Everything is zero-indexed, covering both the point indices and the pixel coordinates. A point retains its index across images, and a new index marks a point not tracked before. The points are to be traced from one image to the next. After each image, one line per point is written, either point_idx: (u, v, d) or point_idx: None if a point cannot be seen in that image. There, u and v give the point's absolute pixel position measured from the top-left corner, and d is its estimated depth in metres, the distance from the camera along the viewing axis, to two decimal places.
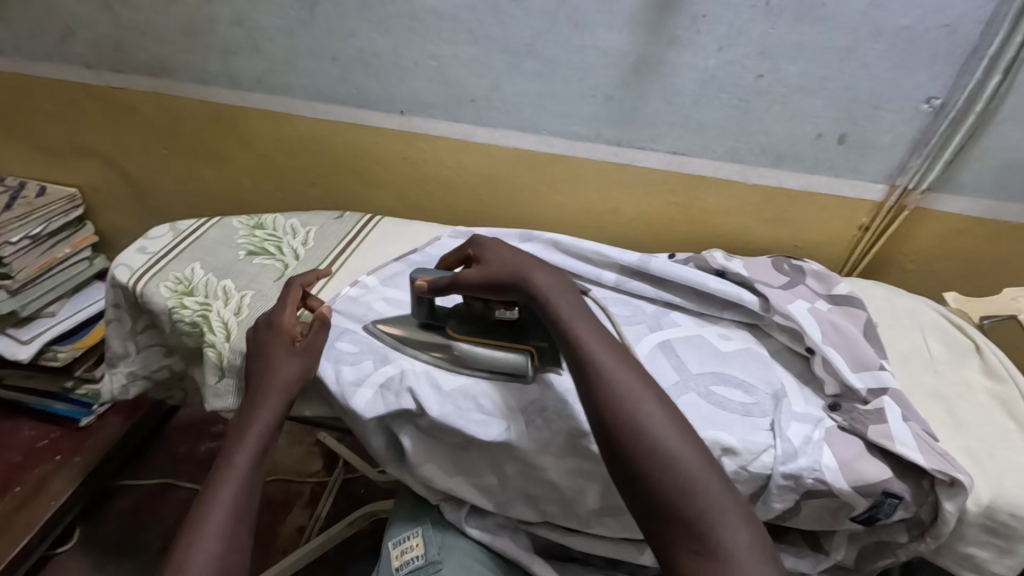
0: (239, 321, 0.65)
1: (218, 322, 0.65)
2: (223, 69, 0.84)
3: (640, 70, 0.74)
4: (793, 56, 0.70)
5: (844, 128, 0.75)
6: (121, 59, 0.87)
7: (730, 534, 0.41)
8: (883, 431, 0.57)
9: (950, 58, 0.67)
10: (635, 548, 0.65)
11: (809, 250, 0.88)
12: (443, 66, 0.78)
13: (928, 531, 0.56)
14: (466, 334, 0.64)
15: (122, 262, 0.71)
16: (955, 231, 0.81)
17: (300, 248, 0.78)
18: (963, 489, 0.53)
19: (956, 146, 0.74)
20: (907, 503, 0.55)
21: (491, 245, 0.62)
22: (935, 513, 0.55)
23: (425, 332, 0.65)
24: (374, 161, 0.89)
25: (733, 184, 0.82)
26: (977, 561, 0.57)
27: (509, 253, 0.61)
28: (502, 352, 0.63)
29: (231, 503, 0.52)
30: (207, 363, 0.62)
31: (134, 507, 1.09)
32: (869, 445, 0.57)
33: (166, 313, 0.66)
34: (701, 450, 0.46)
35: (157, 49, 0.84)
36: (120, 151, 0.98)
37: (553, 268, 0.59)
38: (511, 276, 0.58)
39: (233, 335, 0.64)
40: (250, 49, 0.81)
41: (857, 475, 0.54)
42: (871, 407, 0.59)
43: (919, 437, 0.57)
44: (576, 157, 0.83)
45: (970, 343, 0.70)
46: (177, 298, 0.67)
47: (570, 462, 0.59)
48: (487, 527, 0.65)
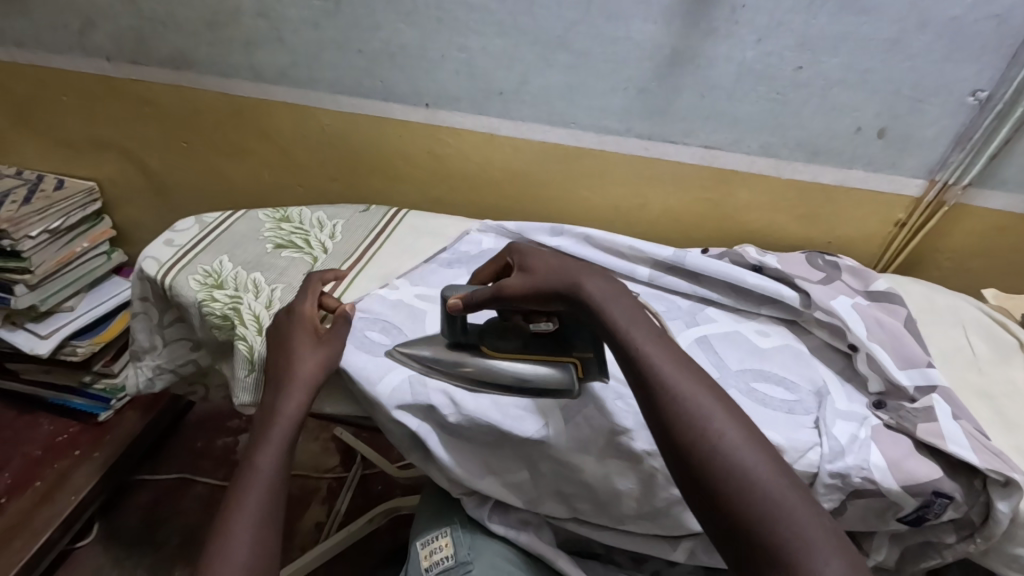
0: (271, 315, 0.67)
1: (250, 316, 0.67)
2: (248, 61, 0.86)
3: (674, 62, 0.72)
4: (833, 47, 0.68)
5: (884, 122, 0.72)
6: (159, 55, 0.89)
7: (817, 562, 0.36)
8: (932, 429, 0.54)
9: (999, 48, 0.64)
10: (669, 544, 0.66)
11: (843, 246, 0.85)
12: (472, 58, 0.78)
13: (979, 531, 0.53)
14: (504, 351, 0.63)
15: (151, 254, 0.73)
16: (992, 227, 0.79)
17: (328, 241, 0.79)
18: (1018, 489, 0.51)
19: (1000, 140, 0.71)
20: (958, 503, 0.52)
21: (529, 254, 0.60)
22: (986, 513, 0.53)
23: (456, 351, 0.63)
24: (401, 155, 0.90)
25: (767, 179, 0.80)
26: None
27: (550, 261, 0.58)
28: (547, 361, 0.62)
29: (266, 483, 0.53)
30: (238, 356, 0.64)
31: (152, 502, 1.16)
32: (917, 444, 0.55)
33: (196, 306, 0.68)
34: (782, 468, 0.40)
35: (181, 42, 0.87)
36: (152, 147, 1.01)
37: (603, 274, 0.55)
38: (559, 284, 0.54)
39: (263, 328, 0.65)
40: (275, 41, 0.83)
41: (907, 475, 0.52)
42: (920, 405, 0.57)
43: (971, 435, 0.54)
44: (604, 151, 0.82)
45: (1014, 340, 0.67)
46: (207, 291, 0.69)
47: (610, 460, 0.59)
48: (511, 522, 0.66)
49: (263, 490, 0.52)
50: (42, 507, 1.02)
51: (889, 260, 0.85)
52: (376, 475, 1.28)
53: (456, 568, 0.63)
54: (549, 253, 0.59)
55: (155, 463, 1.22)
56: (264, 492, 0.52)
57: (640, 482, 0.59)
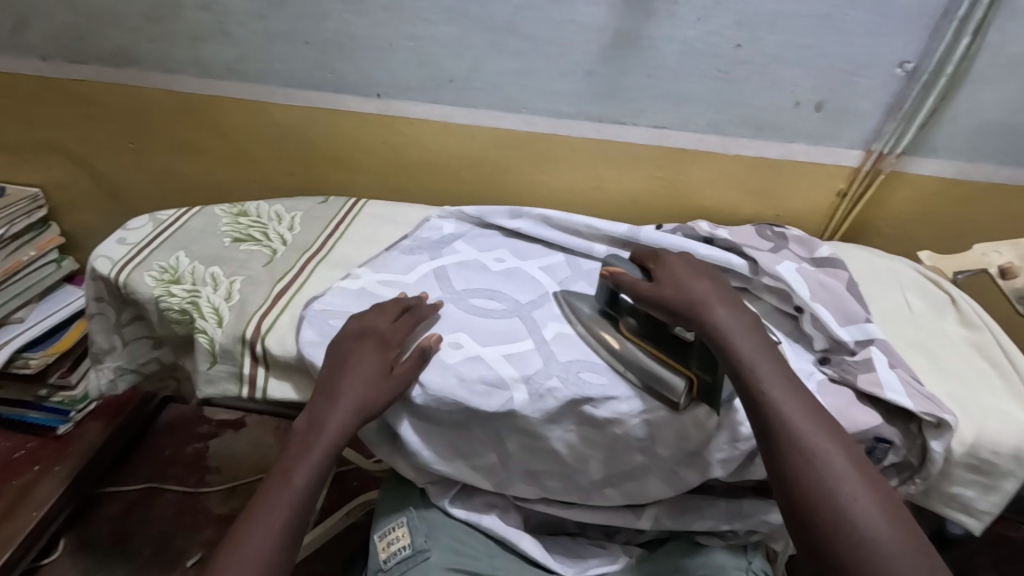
0: (230, 306, 0.66)
1: (208, 308, 0.66)
2: (192, 56, 0.84)
3: (619, 44, 0.74)
4: (769, 24, 0.70)
5: (822, 96, 0.75)
6: (99, 53, 0.87)
7: None
8: (871, 379, 0.57)
9: (922, 20, 0.68)
10: (633, 514, 0.71)
11: (790, 219, 0.89)
12: (421, 46, 0.78)
13: (917, 473, 0.57)
14: (632, 335, 0.62)
15: (103, 253, 0.71)
16: (927, 193, 0.83)
17: (287, 232, 0.79)
18: (949, 428, 0.54)
19: (928, 109, 0.75)
20: (896, 448, 0.56)
21: (676, 266, 0.62)
22: (924, 454, 0.56)
23: (599, 319, 0.65)
24: (356, 146, 0.89)
25: (715, 156, 0.83)
26: (963, 500, 0.59)
27: (689, 280, 0.60)
28: (660, 367, 0.59)
29: (292, 500, 0.53)
30: (199, 348, 0.63)
31: (121, 512, 1.13)
32: (858, 394, 0.58)
33: (153, 301, 0.67)
34: (908, 542, 0.42)
35: (121, 38, 0.84)
36: (98, 147, 0.97)
37: (735, 305, 0.57)
38: (684, 308, 0.57)
39: (224, 319, 0.65)
40: (220, 35, 0.81)
41: (851, 423, 0.55)
42: (859, 357, 0.60)
43: (907, 382, 0.57)
44: (558, 134, 0.83)
45: (945, 296, 0.71)
46: (164, 286, 0.68)
47: (573, 430, 0.60)
48: (475, 506, 0.69)
49: (288, 505, 0.53)
50: (4, 524, 0.99)
51: (833, 229, 0.88)
52: (351, 470, 1.28)
53: (415, 556, 0.65)
54: (696, 272, 0.61)
55: (121, 475, 1.19)
56: (289, 508, 0.53)
57: (604, 450, 0.61)
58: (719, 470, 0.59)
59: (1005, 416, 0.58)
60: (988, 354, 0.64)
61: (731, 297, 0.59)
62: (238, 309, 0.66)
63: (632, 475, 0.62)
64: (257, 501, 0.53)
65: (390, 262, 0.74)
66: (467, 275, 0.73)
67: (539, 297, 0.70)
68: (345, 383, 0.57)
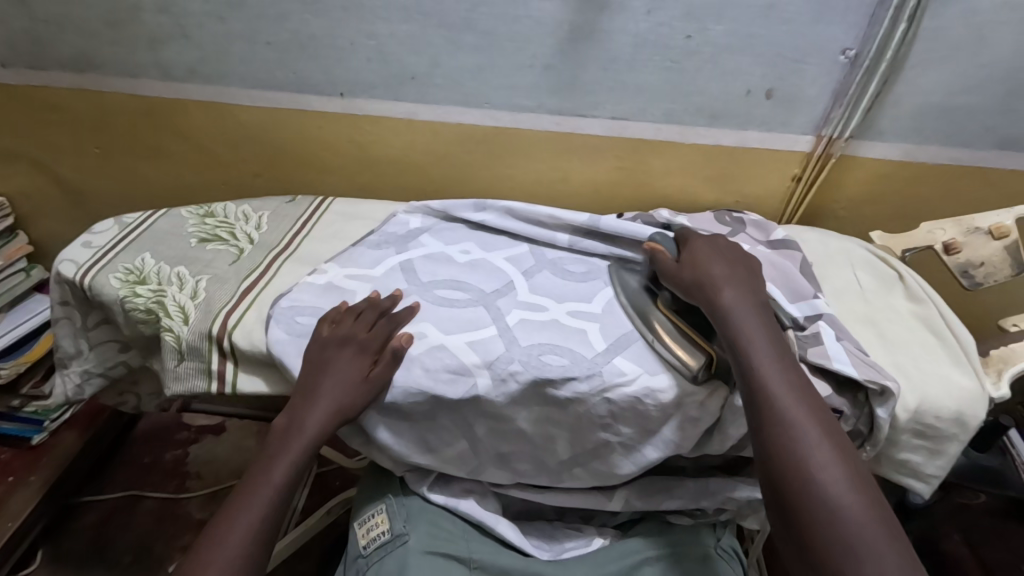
0: (196, 304, 0.67)
1: (174, 307, 0.67)
2: (154, 59, 0.84)
3: (573, 38, 0.76)
4: (717, 15, 0.73)
5: (771, 84, 0.78)
6: (59, 59, 0.87)
7: None
8: (820, 352, 0.59)
9: (860, 9, 0.70)
10: (604, 496, 0.71)
11: (749, 204, 0.91)
12: (381, 44, 0.79)
13: (867, 440, 0.59)
14: (668, 309, 0.65)
15: (67, 257, 0.72)
16: (877, 175, 0.86)
17: (254, 232, 0.80)
18: (893, 395, 0.56)
19: (872, 94, 0.78)
20: (847, 416, 0.58)
21: (699, 249, 0.66)
22: (872, 422, 0.59)
23: (640, 292, 0.69)
24: (322, 145, 0.90)
25: (674, 146, 0.85)
26: (912, 465, 0.62)
27: (711, 262, 0.64)
28: (685, 343, 0.61)
29: (270, 496, 0.55)
30: (166, 346, 0.65)
31: (100, 521, 1.13)
32: (809, 367, 0.59)
33: (119, 303, 0.67)
34: (880, 520, 0.45)
35: (81, 43, 0.84)
36: (63, 154, 0.97)
37: (743, 286, 0.61)
38: (699, 293, 0.61)
39: (190, 318, 0.66)
40: (180, 37, 0.82)
41: None
42: (809, 331, 0.61)
43: (852, 353, 0.60)
44: (520, 128, 0.85)
45: (894, 273, 0.74)
46: (129, 287, 0.68)
47: (537, 411, 0.62)
48: (452, 492, 0.70)
49: (264, 501, 0.55)
50: None
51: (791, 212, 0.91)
52: (332, 470, 1.28)
53: (393, 541, 0.65)
54: (716, 255, 0.65)
55: (99, 483, 1.19)
56: (266, 503, 0.55)
57: (569, 430, 0.63)
58: (678, 447, 0.61)
59: (946, 382, 0.60)
60: (932, 326, 0.67)
61: (746, 281, 0.62)
62: (202, 306, 0.67)
63: (596, 455, 0.64)
64: (241, 494, 0.56)
65: (356, 256, 0.75)
66: (433, 266, 0.74)
67: (504, 284, 0.72)
68: (327, 387, 0.59)
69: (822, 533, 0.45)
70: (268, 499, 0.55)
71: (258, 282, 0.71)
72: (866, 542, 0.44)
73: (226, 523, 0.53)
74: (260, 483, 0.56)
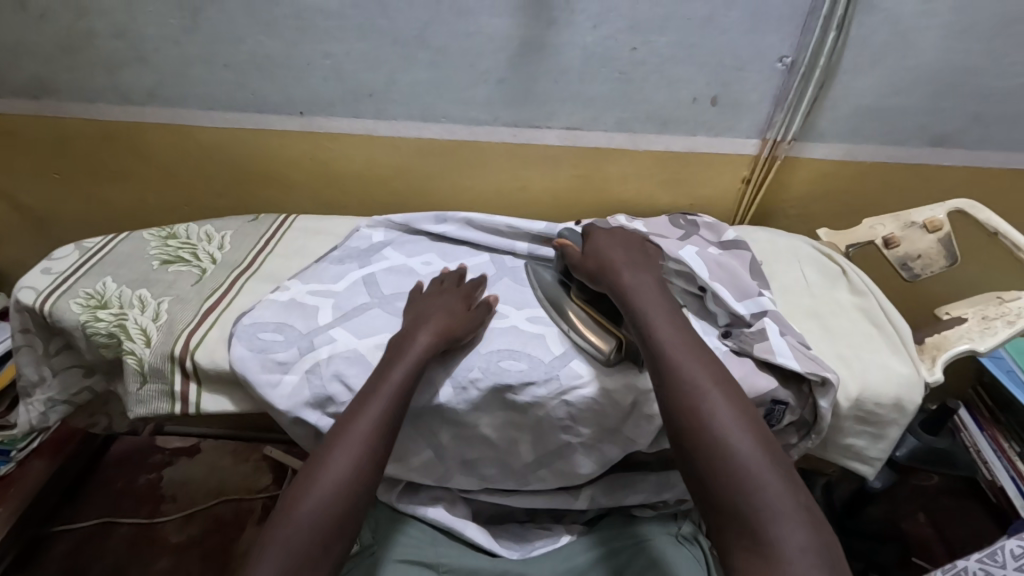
0: (158, 325, 0.68)
1: (136, 329, 0.67)
2: (111, 84, 0.85)
3: (525, 52, 0.78)
4: (660, 28, 0.76)
5: (716, 91, 0.81)
6: (13, 86, 0.86)
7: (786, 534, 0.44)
8: (765, 347, 0.62)
9: (794, 19, 0.74)
10: (570, 495, 0.73)
11: (702, 207, 0.95)
12: (337, 63, 0.80)
13: (812, 429, 0.63)
14: (580, 301, 0.70)
15: (22, 285, 0.71)
16: (820, 173, 0.90)
17: (217, 252, 0.80)
18: (833, 385, 0.59)
19: (810, 99, 0.81)
20: (792, 408, 0.62)
21: (601, 240, 0.71)
22: (815, 412, 0.62)
23: (555, 284, 0.74)
24: (284, 163, 0.91)
25: (628, 153, 0.88)
26: (857, 449, 0.66)
27: (614, 249, 0.69)
28: (597, 330, 0.65)
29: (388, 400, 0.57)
30: (128, 370, 0.65)
31: (72, 550, 1.11)
32: (756, 362, 0.63)
33: (80, 327, 0.68)
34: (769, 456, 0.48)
35: (34, 69, 0.84)
36: (21, 180, 0.96)
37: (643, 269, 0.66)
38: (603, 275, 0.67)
39: (151, 340, 0.67)
40: (136, 61, 0.82)
41: (751, 388, 0.60)
42: (754, 328, 0.65)
43: (795, 347, 0.63)
44: (478, 140, 0.87)
45: (838, 269, 0.78)
46: (90, 311, 0.68)
47: (499, 416, 0.64)
48: (421, 500, 0.71)
49: (344, 468, 0.53)
50: None
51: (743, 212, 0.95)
52: None
53: (362, 551, 0.68)
54: (618, 242, 0.70)
55: (70, 513, 1.17)
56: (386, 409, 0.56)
57: (531, 433, 0.65)
58: (636, 442, 0.64)
59: (885, 370, 0.63)
60: (873, 317, 0.70)
61: (644, 265, 0.67)
62: (164, 327, 0.68)
63: (559, 455, 0.67)
64: (308, 467, 0.54)
65: (320, 271, 0.76)
66: (396, 278, 0.76)
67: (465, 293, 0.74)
68: (432, 319, 0.64)
69: (722, 481, 0.48)
70: (350, 465, 0.53)
71: (221, 302, 0.72)
72: (765, 488, 0.46)
73: (302, 497, 0.51)
74: (328, 459, 0.54)
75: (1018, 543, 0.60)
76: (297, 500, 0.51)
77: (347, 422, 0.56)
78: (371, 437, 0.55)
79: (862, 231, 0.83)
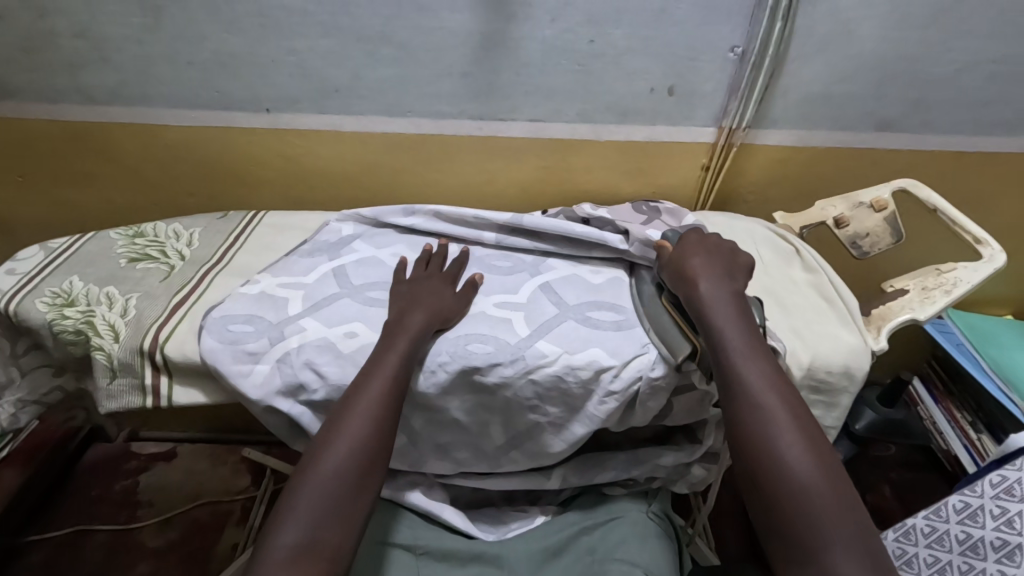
0: (126, 321, 0.68)
1: (104, 326, 0.68)
2: (72, 84, 0.84)
3: (486, 46, 0.80)
4: (615, 21, 0.79)
5: (672, 81, 0.85)
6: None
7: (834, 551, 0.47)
8: None
9: (742, 9, 0.77)
10: (543, 476, 0.74)
11: (664, 195, 0.98)
12: (302, 60, 0.82)
13: None
14: (669, 304, 0.68)
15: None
16: (776, 159, 0.94)
17: (185, 248, 0.81)
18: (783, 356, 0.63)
19: (761, 87, 0.85)
20: None
21: (691, 239, 0.71)
22: None
23: (652, 288, 0.72)
24: (252, 160, 0.92)
25: (590, 144, 0.91)
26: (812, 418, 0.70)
27: (697, 259, 0.68)
28: (673, 332, 0.64)
29: (367, 414, 0.57)
30: (98, 365, 0.66)
31: (47, 559, 1.09)
32: None
33: (46, 326, 0.68)
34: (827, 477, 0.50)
35: None
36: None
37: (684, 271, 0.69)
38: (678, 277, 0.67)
39: (121, 335, 0.67)
40: (98, 61, 0.82)
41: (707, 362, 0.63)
42: None
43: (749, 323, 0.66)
44: (444, 134, 0.89)
45: (791, 248, 0.82)
46: (57, 310, 0.69)
47: (470, 399, 0.66)
48: (398, 486, 0.72)
49: (339, 462, 0.54)
50: None
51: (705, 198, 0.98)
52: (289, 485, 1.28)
53: None
54: (701, 245, 0.70)
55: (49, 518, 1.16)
56: (360, 427, 0.56)
57: (502, 415, 0.67)
58: (602, 422, 0.64)
59: (835, 341, 0.68)
60: (823, 290, 0.75)
61: (724, 265, 0.67)
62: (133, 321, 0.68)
63: (529, 436, 0.68)
64: (300, 467, 0.55)
65: (290, 264, 0.77)
66: (367, 269, 0.76)
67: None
68: (401, 331, 0.63)
69: (775, 497, 0.51)
70: (344, 459, 0.54)
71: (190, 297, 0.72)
72: (816, 508, 0.49)
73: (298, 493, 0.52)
74: (319, 460, 0.54)
75: (960, 499, 0.71)
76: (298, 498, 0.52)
77: (341, 416, 0.57)
78: (366, 427, 0.56)
79: (815, 214, 0.88)
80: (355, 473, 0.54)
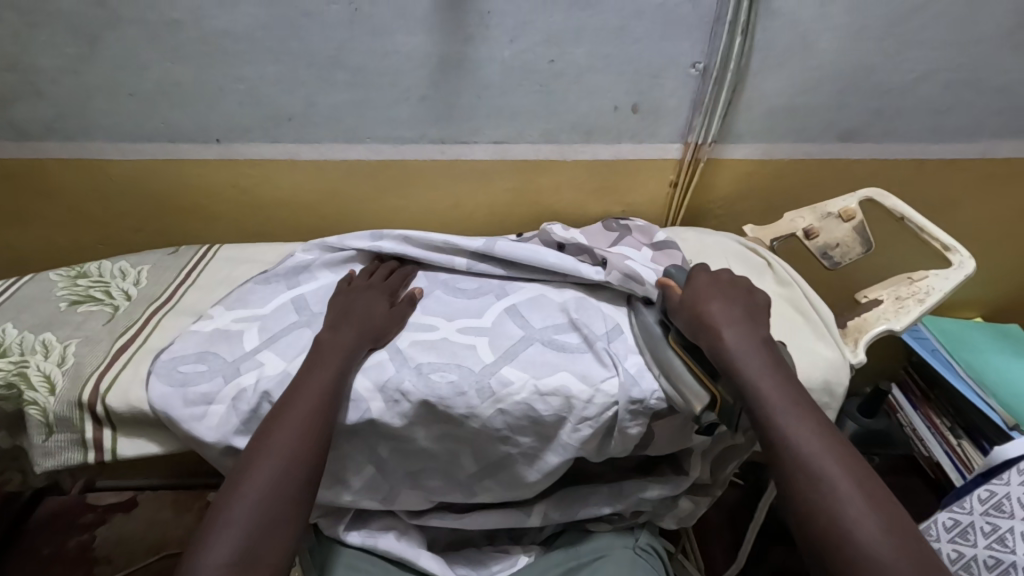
0: (63, 371, 0.63)
1: (37, 377, 0.62)
2: (7, 120, 0.80)
3: (444, 69, 0.78)
4: (575, 39, 0.77)
5: (635, 99, 0.84)
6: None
7: None
8: None
9: (702, 25, 0.77)
10: (522, 512, 0.72)
11: (635, 212, 0.97)
12: (252, 87, 0.78)
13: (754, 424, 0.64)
14: (678, 344, 0.62)
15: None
16: (742, 174, 0.93)
17: (132, 288, 0.76)
18: None
19: (725, 103, 0.84)
20: None
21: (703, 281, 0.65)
22: None
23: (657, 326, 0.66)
24: (205, 193, 0.88)
25: (557, 163, 0.89)
26: None
27: (717, 305, 0.61)
28: (690, 380, 0.58)
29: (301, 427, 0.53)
30: (30, 422, 0.60)
31: None
32: None
33: None
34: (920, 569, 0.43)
35: None
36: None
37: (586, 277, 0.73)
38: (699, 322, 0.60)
39: (57, 387, 0.61)
40: (34, 95, 0.78)
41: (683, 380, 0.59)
42: None
43: None
44: (405, 157, 0.86)
45: (762, 261, 0.80)
46: None
47: (436, 428, 0.62)
48: (370, 532, 0.69)
49: (274, 474, 0.50)
50: None
51: (674, 216, 0.97)
52: None
53: None
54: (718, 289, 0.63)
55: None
56: (296, 434, 0.53)
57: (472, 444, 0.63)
58: (578, 450, 0.62)
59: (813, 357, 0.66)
60: (796, 304, 0.73)
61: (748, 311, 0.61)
62: (70, 369, 0.63)
63: (503, 466, 0.65)
64: (229, 484, 0.50)
65: (247, 295, 0.73)
66: (321, 297, 0.73)
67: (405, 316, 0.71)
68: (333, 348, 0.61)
69: None
70: (279, 467, 0.51)
71: (136, 342, 0.67)
72: None
73: (224, 512, 0.48)
74: (252, 470, 0.50)
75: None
76: (231, 515, 0.48)
77: (269, 427, 0.54)
78: (301, 434, 0.53)
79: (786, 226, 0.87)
80: (292, 481, 0.51)
